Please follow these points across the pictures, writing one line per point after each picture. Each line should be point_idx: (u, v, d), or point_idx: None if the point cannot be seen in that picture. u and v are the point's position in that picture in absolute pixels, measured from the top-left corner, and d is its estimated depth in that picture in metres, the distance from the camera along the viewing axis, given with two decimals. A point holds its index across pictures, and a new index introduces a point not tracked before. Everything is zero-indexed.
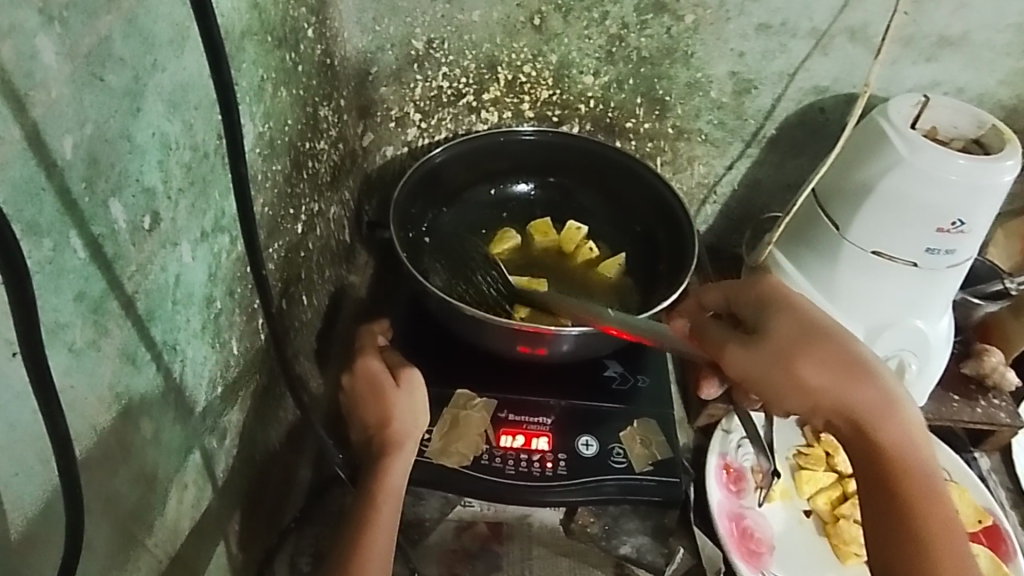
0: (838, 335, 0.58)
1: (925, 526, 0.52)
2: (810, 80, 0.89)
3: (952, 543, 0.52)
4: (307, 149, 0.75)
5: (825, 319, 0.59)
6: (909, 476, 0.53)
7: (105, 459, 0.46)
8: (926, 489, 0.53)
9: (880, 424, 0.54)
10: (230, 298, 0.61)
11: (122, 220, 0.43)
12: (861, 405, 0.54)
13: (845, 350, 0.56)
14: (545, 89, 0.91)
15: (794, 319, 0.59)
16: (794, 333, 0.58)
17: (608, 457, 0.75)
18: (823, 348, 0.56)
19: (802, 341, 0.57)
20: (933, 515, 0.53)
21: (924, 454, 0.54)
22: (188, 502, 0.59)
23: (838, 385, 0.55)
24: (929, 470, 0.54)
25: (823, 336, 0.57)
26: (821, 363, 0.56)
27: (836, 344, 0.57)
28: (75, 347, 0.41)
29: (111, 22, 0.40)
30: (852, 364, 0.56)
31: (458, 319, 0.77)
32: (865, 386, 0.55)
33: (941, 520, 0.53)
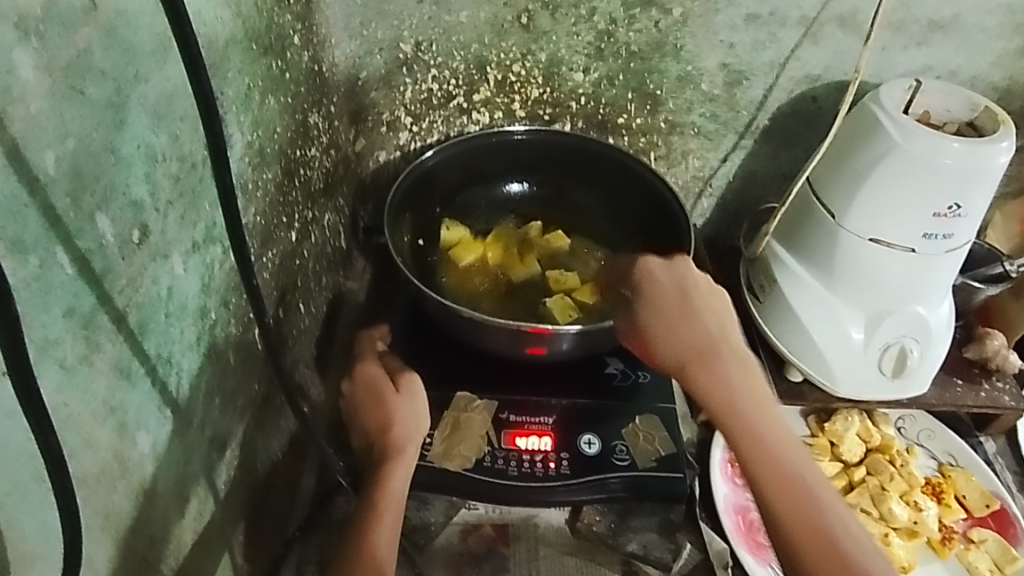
0: (706, 335, 0.66)
1: (778, 493, 0.59)
2: (802, 68, 0.88)
3: (808, 526, 0.57)
4: (298, 156, 0.75)
5: (699, 314, 0.67)
6: (757, 444, 0.61)
7: (102, 475, 0.45)
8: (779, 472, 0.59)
9: (729, 407, 0.62)
10: (225, 309, 0.60)
11: (109, 234, 0.43)
12: (710, 393, 0.63)
13: (712, 358, 0.65)
14: (535, 88, 0.91)
15: (669, 311, 0.68)
16: (672, 331, 0.66)
17: (611, 455, 0.74)
18: (689, 348, 0.65)
19: (673, 337, 0.66)
20: (788, 491, 0.59)
21: (761, 430, 0.61)
22: (189, 514, 0.59)
23: (707, 387, 0.63)
24: (771, 444, 0.61)
25: (699, 329, 0.66)
26: (688, 352, 0.65)
27: (710, 342, 0.65)
28: (67, 363, 0.40)
29: (90, 35, 0.40)
30: (711, 356, 0.65)
31: (456, 321, 0.77)
32: (718, 376, 0.64)
33: (792, 491, 0.59)
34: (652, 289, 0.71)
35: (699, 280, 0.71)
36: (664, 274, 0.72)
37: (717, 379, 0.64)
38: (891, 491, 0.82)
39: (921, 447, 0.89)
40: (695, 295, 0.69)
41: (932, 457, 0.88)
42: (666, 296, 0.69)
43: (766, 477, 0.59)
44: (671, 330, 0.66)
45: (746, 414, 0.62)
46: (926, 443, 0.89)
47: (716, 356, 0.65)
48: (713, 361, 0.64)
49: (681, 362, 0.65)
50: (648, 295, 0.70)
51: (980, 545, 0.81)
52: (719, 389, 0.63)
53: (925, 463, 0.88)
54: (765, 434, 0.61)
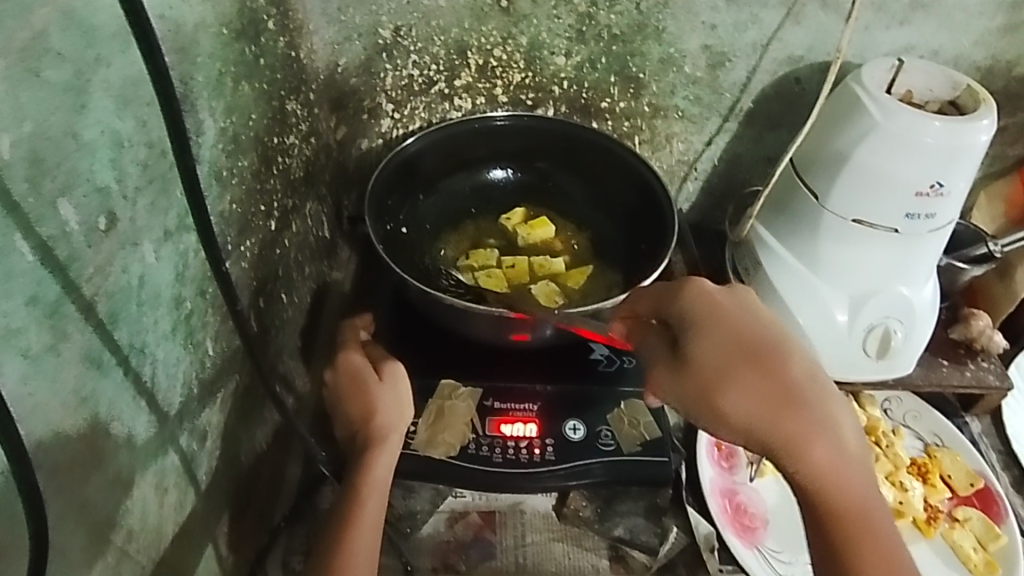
0: (802, 388, 0.58)
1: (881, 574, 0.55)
2: (785, 49, 0.87)
3: (877, 550, 0.56)
4: (275, 144, 0.74)
5: (789, 365, 0.59)
6: (859, 526, 0.56)
7: (74, 466, 0.45)
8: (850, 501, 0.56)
9: (827, 480, 0.56)
10: (201, 298, 0.60)
11: (74, 221, 0.42)
12: (813, 467, 0.56)
13: (767, 367, 0.58)
14: (517, 73, 0.90)
15: (745, 368, 0.57)
16: (753, 395, 0.57)
17: (596, 440, 0.74)
18: (780, 414, 0.56)
19: (767, 403, 0.56)
20: (856, 523, 0.56)
21: (868, 503, 0.57)
22: (170, 506, 0.58)
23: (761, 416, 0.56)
24: (870, 519, 0.56)
25: (787, 386, 0.57)
26: (763, 420, 0.56)
27: (798, 396, 0.57)
28: (31, 353, 0.40)
29: (45, 15, 0.39)
30: (803, 427, 0.56)
31: (440, 309, 0.76)
32: (813, 450, 0.56)
33: (894, 572, 0.56)
34: (720, 330, 0.59)
35: (771, 325, 0.61)
36: (732, 313, 0.60)
37: (772, 398, 0.57)
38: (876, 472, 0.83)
39: (908, 428, 0.89)
40: (779, 344, 0.60)
41: (919, 438, 0.88)
42: (745, 340, 0.59)
43: (855, 553, 0.55)
44: (749, 398, 0.57)
45: (854, 486, 0.57)
46: (912, 424, 0.89)
47: (825, 416, 0.58)
48: (766, 372, 0.58)
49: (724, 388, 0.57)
50: (710, 334, 0.58)
51: (965, 524, 0.81)
52: (781, 413, 0.56)
53: (912, 444, 0.88)
54: (865, 508, 0.57)
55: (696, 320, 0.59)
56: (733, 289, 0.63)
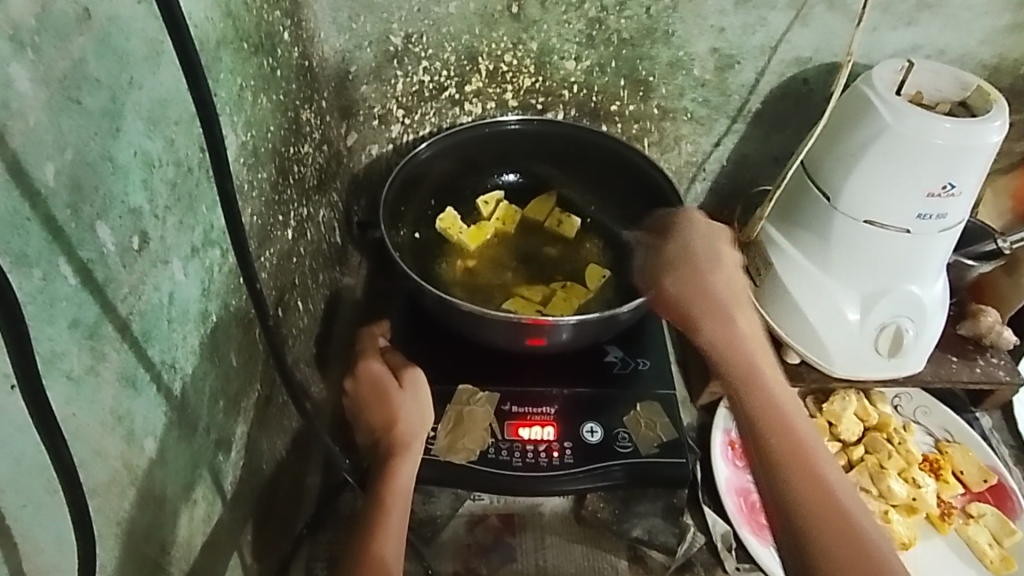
0: (721, 291, 0.63)
1: (786, 454, 0.53)
2: (793, 51, 0.88)
3: (789, 447, 0.54)
4: (291, 154, 0.74)
5: (724, 274, 0.64)
6: (780, 428, 0.55)
7: (113, 483, 0.46)
8: (755, 382, 0.57)
9: (732, 355, 0.59)
10: (225, 311, 0.60)
11: (110, 243, 0.43)
12: (724, 339, 0.60)
13: (700, 266, 0.65)
14: (527, 78, 0.91)
15: (682, 269, 0.65)
16: (687, 286, 0.63)
17: (613, 442, 0.75)
18: (706, 299, 0.62)
19: (690, 291, 0.63)
20: (780, 422, 0.55)
21: (772, 387, 0.57)
22: (199, 517, 0.59)
23: (693, 293, 0.63)
24: (783, 406, 0.56)
25: (711, 285, 0.63)
26: (689, 301, 0.63)
27: (722, 295, 0.63)
28: (73, 375, 0.40)
29: (82, 43, 0.39)
30: (710, 309, 0.61)
31: (456, 315, 0.77)
32: (732, 323, 0.61)
33: (820, 472, 0.52)
34: (675, 245, 0.68)
35: (727, 250, 0.66)
36: (692, 236, 0.68)
37: (708, 286, 0.63)
38: (890, 469, 0.83)
39: (919, 424, 0.90)
40: (717, 258, 0.65)
41: (930, 433, 0.89)
42: (690, 255, 0.66)
43: (768, 427, 0.55)
44: (686, 290, 0.63)
45: (751, 357, 0.59)
46: (923, 420, 0.90)
47: (732, 313, 0.62)
48: (708, 272, 0.64)
49: (676, 272, 0.65)
50: (668, 248, 0.69)
51: (978, 520, 0.82)
52: (701, 294, 0.62)
53: (923, 439, 0.89)
54: (779, 394, 0.57)
55: (663, 242, 0.69)
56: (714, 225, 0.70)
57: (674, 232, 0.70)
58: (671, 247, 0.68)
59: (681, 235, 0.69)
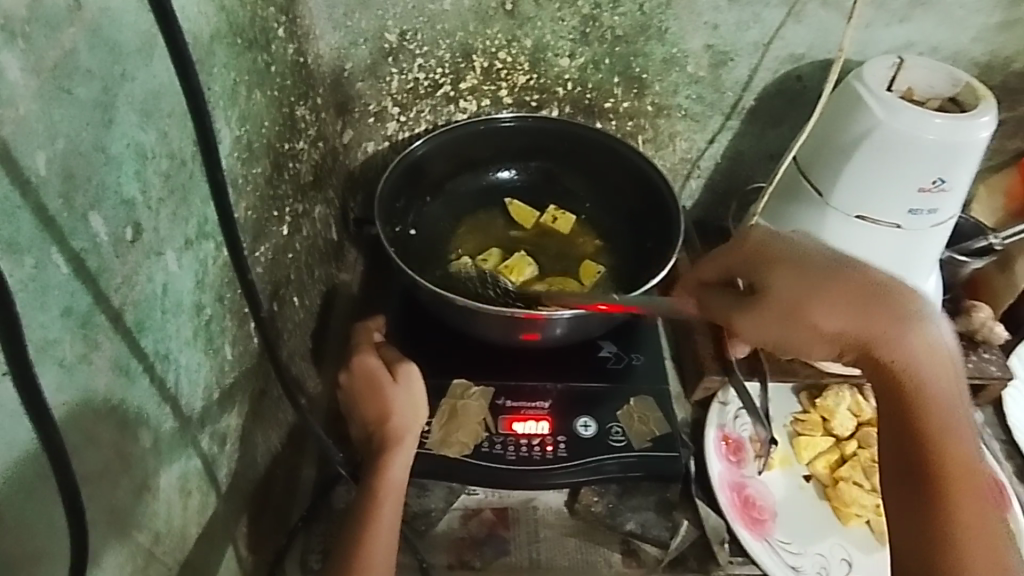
0: (899, 301, 0.52)
1: (965, 508, 0.49)
2: (786, 48, 0.89)
3: (968, 477, 0.50)
4: (286, 150, 0.75)
5: (886, 283, 0.53)
6: (948, 456, 0.50)
7: (104, 471, 0.46)
8: (936, 415, 0.50)
9: (915, 393, 0.50)
10: (220, 304, 0.61)
11: (103, 233, 0.43)
12: (916, 369, 0.51)
13: (840, 276, 0.53)
14: (521, 75, 0.91)
15: (826, 290, 0.52)
16: (842, 310, 0.51)
17: (607, 437, 0.75)
18: (866, 331, 0.51)
19: (849, 314, 0.51)
20: (955, 453, 0.50)
21: (962, 425, 0.51)
22: (193, 508, 0.59)
23: (848, 311, 0.51)
24: (961, 437, 0.50)
25: (869, 296, 0.52)
26: (843, 319, 0.52)
27: (880, 303, 0.52)
28: (65, 362, 0.41)
29: (74, 34, 0.40)
30: (885, 326, 0.51)
31: (450, 310, 0.77)
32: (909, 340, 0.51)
33: (982, 508, 0.49)
34: (783, 253, 0.54)
35: (847, 253, 0.55)
36: (786, 243, 0.55)
37: (875, 299, 0.52)
38: None
39: None
40: (851, 261, 0.54)
41: None
42: (818, 267, 0.53)
43: (952, 480, 0.49)
44: (839, 313, 0.51)
45: (941, 387, 0.50)
46: None
47: (915, 330, 0.52)
48: (862, 279, 0.53)
49: (827, 281, 0.52)
50: (776, 253, 0.54)
51: None
52: (868, 308, 0.51)
53: None
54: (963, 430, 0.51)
55: (762, 254, 0.54)
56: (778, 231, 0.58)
57: (763, 246, 0.55)
58: (775, 255, 0.54)
59: (779, 240, 0.56)
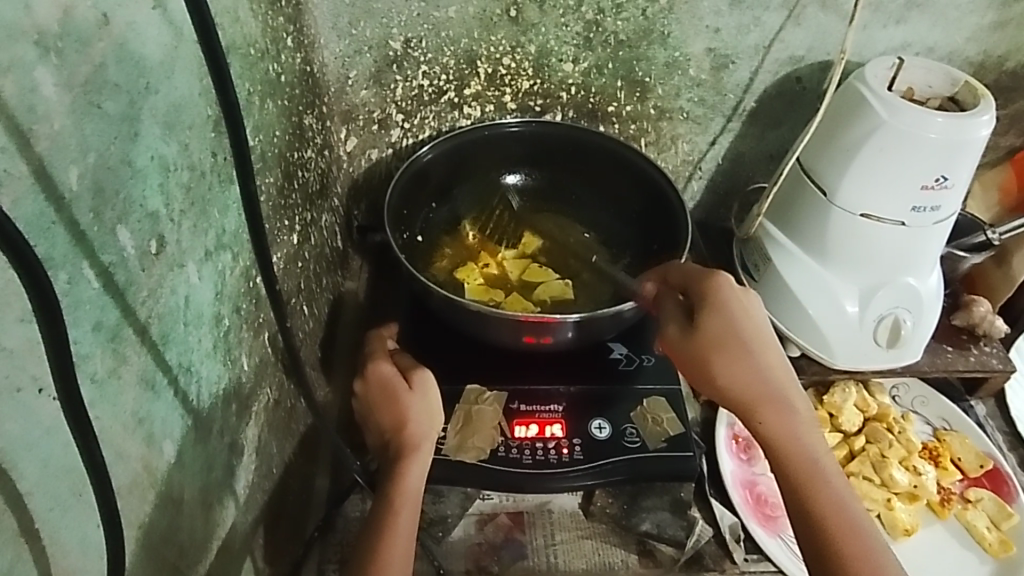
0: (775, 378, 0.65)
1: (844, 540, 0.59)
2: (786, 50, 0.90)
3: (833, 514, 0.60)
4: (295, 159, 0.75)
5: (769, 357, 0.65)
6: (813, 491, 0.61)
7: (134, 486, 0.46)
8: (803, 464, 0.62)
9: (787, 454, 0.62)
10: (237, 315, 0.60)
11: (130, 246, 0.43)
12: (775, 433, 0.63)
13: (751, 347, 0.64)
14: (525, 80, 0.92)
15: (731, 347, 0.64)
16: (736, 372, 0.64)
17: (621, 438, 0.76)
18: (751, 398, 0.64)
19: (738, 374, 0.64)
20: (823, 496, 0.61)
21: (828, 473, 0.62)
22: (215, 521, 0.59)
23: (741, 377, 0.64)
24: (829, 482, 0.62)
25: (757, 369, 0.64)
26: (734, 385, 0.64)
27: (761, 375, 0.64)
28: (96, 377, 0.41)
29: (103, 48, 0.40)
30: (760, 398, 0.64)
31: (462, 315, 0.78)
32: (770, 411, 0.64)
33: (851, 537, 0.59)
34: (721, 309, 0.65)
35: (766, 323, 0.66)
36: (733, 297, 0.66)
37: (760, 372, 0.64)
38: (891, 458, 0.84)
39: (917, 414, 0.92)
40: (763, 333, 0.65)
41: (928, 423, 0.91)
42: (735, 322, 0.65)
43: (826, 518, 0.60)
44: (736, 373, 0.64)
45: (804, 442, 0.63)
46: (921, 409, 0.92)
47: (789, 401, 0.64)
48: (758, 350, 0.65)
49: (731, 352, 0.64)
50: (723, 314, 0.65)
51: (977, 505, 0.84)
52: (750, 378, 0.64)
53: (921, 428, 0.91)
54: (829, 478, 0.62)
55: (711, 303, 0.65)
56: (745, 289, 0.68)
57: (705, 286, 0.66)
58: (711, 305, 0.65)
59: (719, 303, 0.65)
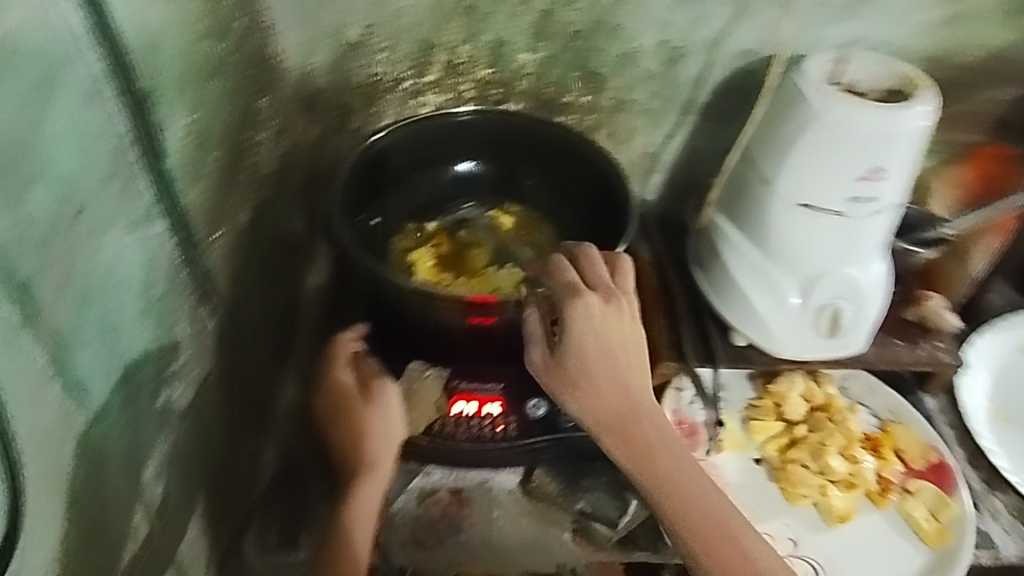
0: (630, 401, 0.66)
1: (706, 543, 0.65)
2: (737, 43, 0.91)
3: (691, 518, 0.66)
4: (246, 140, 0.77)
5: (621, 378, 0.65)
6: (675, 500, 0.66)
7: (50, 435, 0.48)
8: (663, 479, 0.66)
9: (649, 472, 0.66)
10: (172, 285, 0.63)
11: (44, 205, 0.45)
12: (635, 457, 0.66)
13: (602, 375, 0.65)
14: (482, 69, 0.94)
15: (582, 380, 0.65)
16: (589, 404, 0.65)
17: (557, 417, 0.79)
18: (609, 423, 0.65)
19: (592, 404, 0.65)
20: (683, 502, 0.66)
21: (687, 484, 0.66)
22: (145, 482, 0.61)
23: (597, 406, 0.65)
24: (689, 490, 0.66)
25: (612, 397, 0.65)
26: (588, 415, 0.65)
27: (620, 405, 0.65)
28: (5, 327, 0.43)
29: (18, 14, 0.42)
30: (618, 424, 0.65)
31: (403, 298, 0.75)
32: (631, 434, 0.66)
33: (714, 538, 0.66)
34: (582, 346, 0.64)
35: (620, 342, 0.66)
36: (587, 330, 0.64)
37: (615, 398, 0.65)
38: (831, 446, 0.86)
39: (864, 405, 0.93)
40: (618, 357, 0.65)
41: (874, 414, 0.92)
42: (586, 355, 0.64)
43: (692, 530, 0.66)
44: (592, 403, 0.65)
45: (664, 460, 0.66)
46: (868, 401, 0.93)
47: (646, 420, 0.66)
48: (613, 378, 0.65)
49: (586, 385, 0.65)
50: (574, 349, 0.64)
51: (916, 495, 0.84)
52: (605, 405, 0.65)
53: (868, 420, 0.92)
54: (693, 486, 0.67)
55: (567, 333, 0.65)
56: (610, 305, 0.66)
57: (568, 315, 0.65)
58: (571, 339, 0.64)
59: (580, 335, 0.64)
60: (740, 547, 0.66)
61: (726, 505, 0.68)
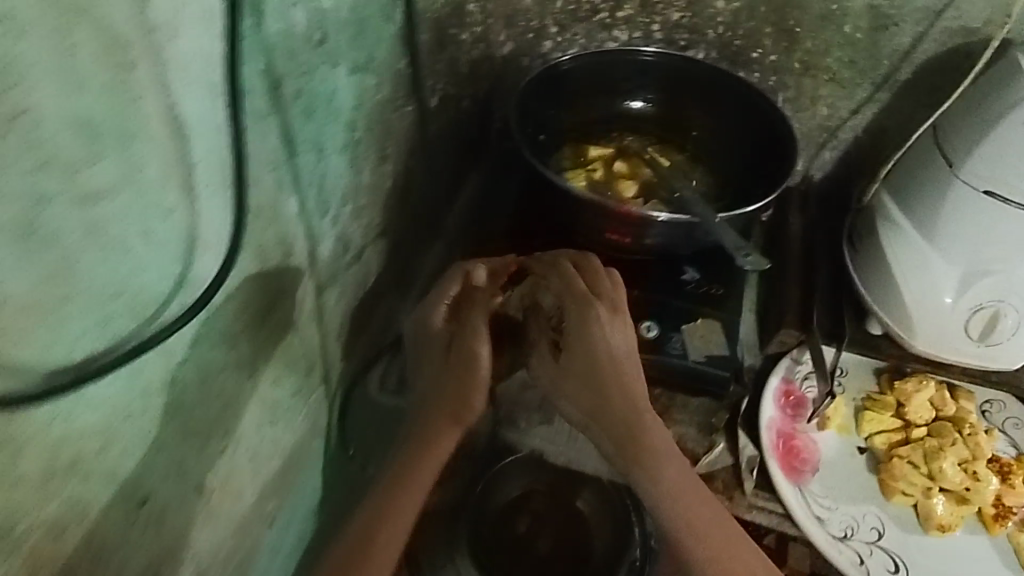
0: (635, 405, 0.67)
1: (716, 561, 0.63)
2: (957, 20, 0.86)
3: (698, 534, 0.64)
4: (452, 34, 0.88)
5: (625, 382, 0.67)
6: (679, 514, 0.65)
7: (263, 210, 0.60)
8: (665, 490, 0.65)
9: (652, 482, 0.65)
10: (369, 134, 0.75)
11: (299, 25, 0.57)
12: (635, 462, 0.65)
13: (605, 376, 0.67)
14: (676, 11, 0.96)
15: (585, 378, 0.67)
16: (591, 401, 0.67)
17: (666, 342, 0.80)
18: (610, 425, 0.66)
19: (592, 403, 0.66)
20: (690, 516, 0.65)
21: (692, 499, 0.65)
22: (313, 287, 0.74)
23: (600, 406, 0.66)
24: (696, 508, 0.65)
25: (617, 398, 0.67)
26: (586, 414, 0.67)
27: (621, 407, 0.67)
28: (256, 109, 0.55)
29: None
30: (620, 427, 0.66)
31: (560, 196, 0.81)
32: (631, 438, 0.66)
33: (727, 557, 0.64)
34: (587, 346, 0.67)
35: (622, 349, 0.68)
36: (593, 332, 0.68)
37: (619, 399, 0.66)
38: (949, 454, 0.81)
39: (1003, 433, 0.85)
40: (622, 362, 0.68)
41: (1013, 444, 0.84)
42: (589, 355, 0.67)
43: (700, 544, 0.64)
44: (592, 401, 0.67)
45: (667, 473, 0.65)
46: (1010, 430, 0.86)
47: (651, 428, 0.67)
48: (617, 379, 0.67)
49: (594, 384, 0.67)
50: (579, 346, 0.68)
51: None
52: (607, 407, 0.66)
53: (1005, 448, 0.84)
54: (696, 503, 0.66)
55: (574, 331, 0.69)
56: (610, 312, 0.70)
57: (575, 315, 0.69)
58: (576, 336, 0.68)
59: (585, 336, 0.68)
60: (751, 570, 0.64)
61: (732, 528, 0.66)
